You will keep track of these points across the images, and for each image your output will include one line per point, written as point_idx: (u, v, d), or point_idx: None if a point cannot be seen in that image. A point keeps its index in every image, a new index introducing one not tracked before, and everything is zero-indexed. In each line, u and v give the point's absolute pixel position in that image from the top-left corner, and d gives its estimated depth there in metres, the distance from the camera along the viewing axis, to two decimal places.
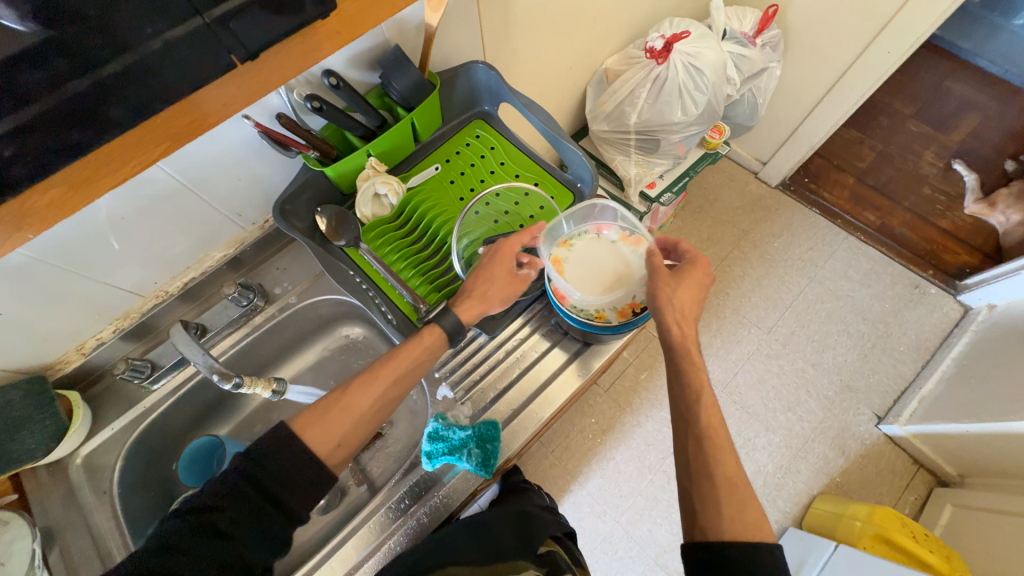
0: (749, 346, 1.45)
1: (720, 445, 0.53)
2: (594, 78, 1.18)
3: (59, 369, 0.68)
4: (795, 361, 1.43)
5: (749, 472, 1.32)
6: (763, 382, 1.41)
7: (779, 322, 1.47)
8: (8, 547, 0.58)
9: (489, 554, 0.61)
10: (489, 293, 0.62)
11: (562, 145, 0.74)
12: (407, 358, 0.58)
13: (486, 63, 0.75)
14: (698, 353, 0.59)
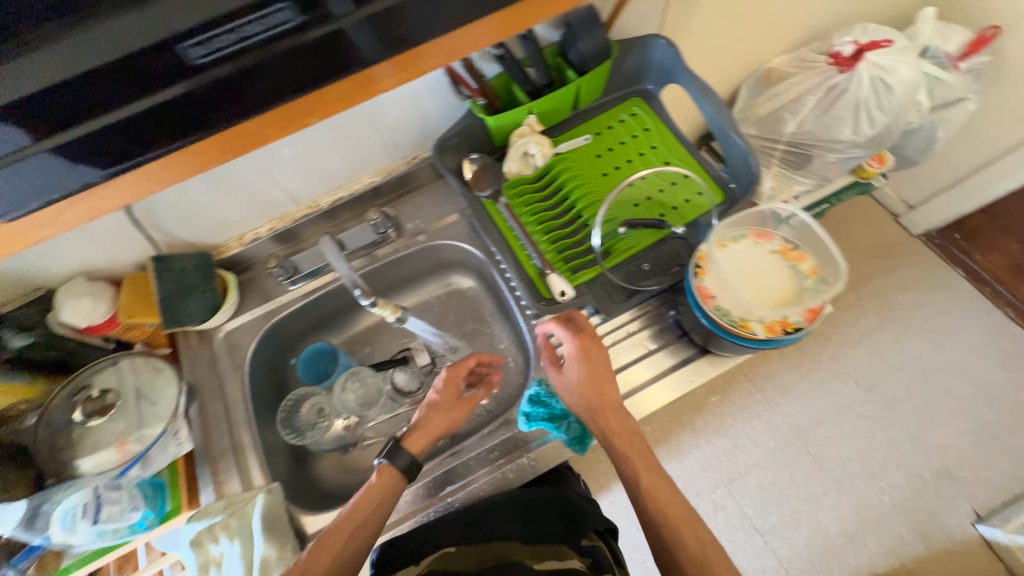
0: (840, 399, 1.29)
1: (672, 522, 0.57)
2: (750, 78, 1.06)
3: (221, 253, 0.77)
4: (892, 430, 1.26)
5: (806, 528, 1.19)
6: (847, 440, 1.25)
7: (880, 385, 1.30)
8: (161, 391, 0.68)
9: (531, 534, 0.62)
10: (432, 424, 0.64)
11: (729, 140, 0.69)
12: (363, 507, 0.58)
13: (668, 39, 0.71)
14: (628, 440, 0.61)
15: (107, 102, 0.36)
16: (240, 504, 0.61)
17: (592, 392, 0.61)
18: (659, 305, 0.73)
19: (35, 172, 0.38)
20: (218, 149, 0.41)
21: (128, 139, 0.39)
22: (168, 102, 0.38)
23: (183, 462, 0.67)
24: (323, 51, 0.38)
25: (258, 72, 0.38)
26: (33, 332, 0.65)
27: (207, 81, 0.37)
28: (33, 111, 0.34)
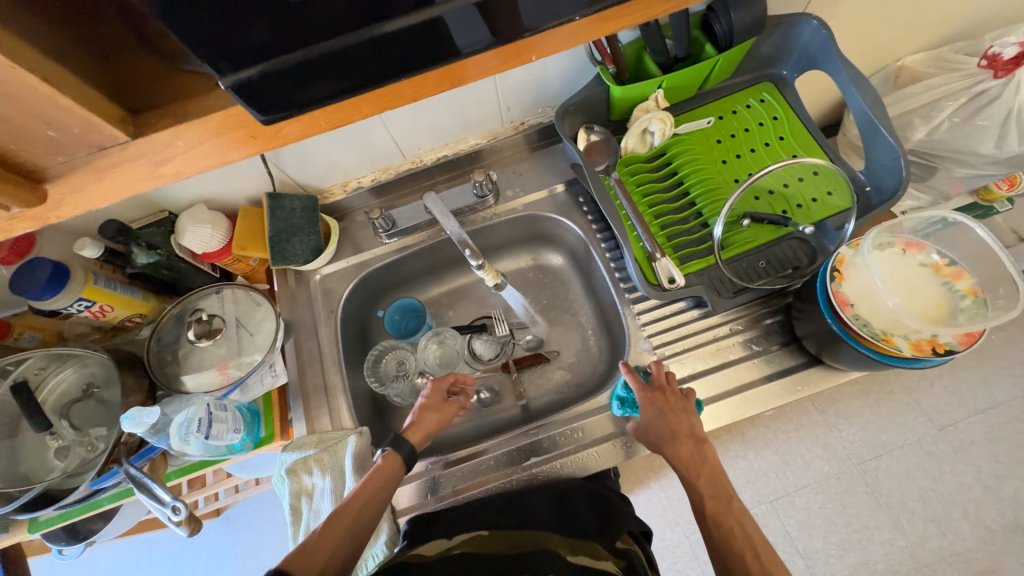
0: (908, 432, 0.95)
1: (740, 536, 0.53)
2: (876, 75, 0.93)
3: (324, 198, 0.79)
4: (961, 473, 0.92)
5: (852, 561, 0.92)
6: (910, 477, 0.93)
7: (959, 426, 0.95)
8: (261, 323, 0.70)
9: (566, 525, 0.57)
10: (418, 426, 0.65)
11: (877, 138, 0.63)
12: (372, 482, 0.57)
13: (823, 20, 0.64)
14: (707, 470, 0.59)
15: (344, 20, 0.29)
16: (332, 441, 0.63)
17: (669, 420, 0.60)
18: (762, 309, 0.68)
19: (258, 91, 0.32)
20: (376, 104, 0.37)
21: (323, 78, 0.32)
22: (353, 50, 0.31)
23: (276, 394, 0.70)
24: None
25: (428, 37, 0.32)
26: (156, 253, 0.66)
27: (364, 39, 0.31)
28: (279, 13, 0.28)
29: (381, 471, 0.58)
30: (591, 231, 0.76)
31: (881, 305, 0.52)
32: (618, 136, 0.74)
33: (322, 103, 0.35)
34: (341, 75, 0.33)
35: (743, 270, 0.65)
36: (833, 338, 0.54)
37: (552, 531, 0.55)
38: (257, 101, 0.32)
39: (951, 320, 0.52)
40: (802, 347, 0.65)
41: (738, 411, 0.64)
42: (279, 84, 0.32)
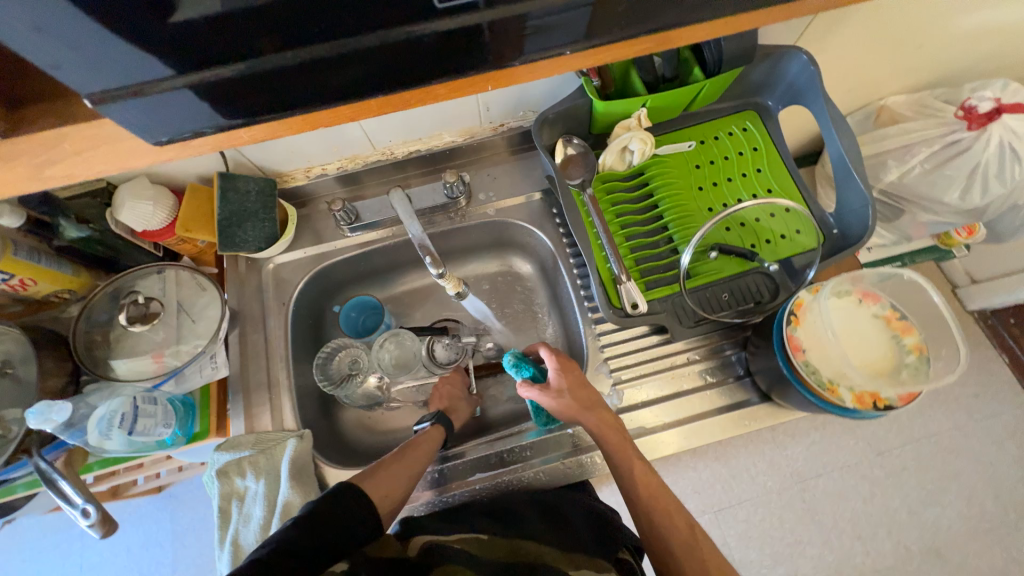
0: (847, 455, 0.97)
1: (665, 508, 0.54)
2: (859, 110, 0.94)
3: (284, 181, 0.74)
4: (890, 500, 0.94)
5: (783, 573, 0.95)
6: (843, 497, 0.95)
7: (895, 452, 0.97)
8: (202, 310, 0.66)
9: (563, 537, 0.52)
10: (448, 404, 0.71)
11: (849, 182, 0.63)
12: (427, 443, 0.62)
13: (812, 56, 0.63)
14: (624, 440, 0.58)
15: (250, 50, 0.27)
16: (272, 443, 0.61)
17: (580, 392, 0.61)
18: (723, 340, 0.68)
19: (152, 112, 0.29)
20: (302, 125, 0.35)
21: (223, 103, 0.30)
22: (256, 79, 0.29)
23: (215, 387, 0.66)
24: (466, 39, 0.29)
25: (380, 69, 0.30)
26: (88, 227, 0.61)
27: (301, 59, 0.28)
28: (169, 41, 0.26)
29: (428, 435, 0.63)
30: (562, 244, 0.74)
31: (829, 356, 0.53)
32: (597, 150, 0.72)
33: (234, 127, 0.33)
34: (278, 90, 0.30)
35: (705, 301, 0.65)
36: (782, 380, 0.55)
37: (550, 546, 0.50)
38: (147, 122, 0.30)
39: (895, 375, 0.53)
40: (754, 382, 0.66)
41: (686, 440, 0.64)
42: (179, 106, 0.29)
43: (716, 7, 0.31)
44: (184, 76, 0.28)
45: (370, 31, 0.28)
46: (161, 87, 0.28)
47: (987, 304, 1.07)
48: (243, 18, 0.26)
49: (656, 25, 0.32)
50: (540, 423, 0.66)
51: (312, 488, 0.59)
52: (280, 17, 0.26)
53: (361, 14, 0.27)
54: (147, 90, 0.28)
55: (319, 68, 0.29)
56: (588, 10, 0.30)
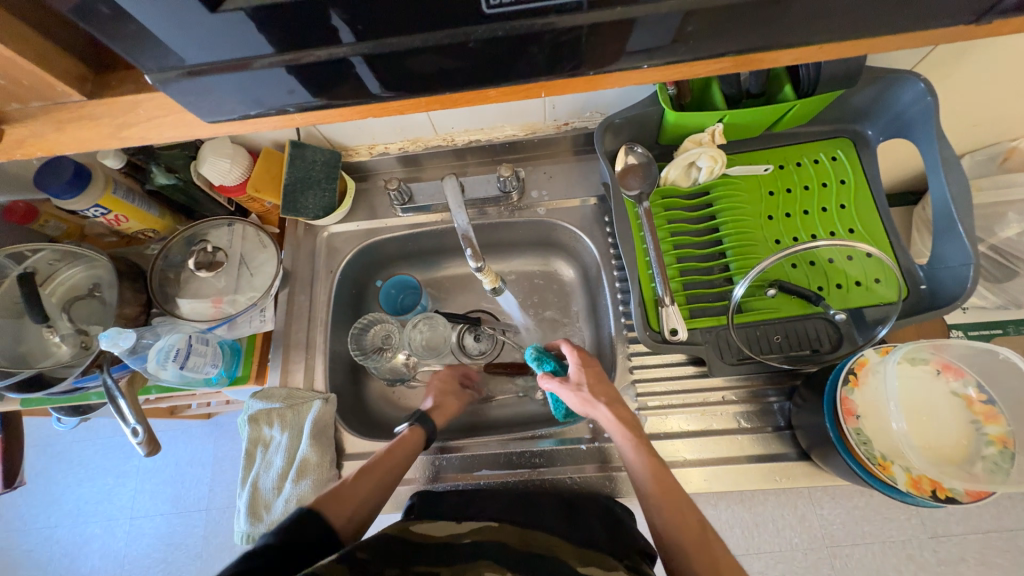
0: (894, 530, 0.86)
1: (677, 507, 0.50)
2: (981, 150, 0.80)
3: (349, 156, 0.77)
4: None
5: None
6: (881, 575, 0.85)
7: (953, 539, 0.85)
8: (260, 266, 0.70)
9: (577, 533, 0.50)
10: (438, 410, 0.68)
11: (949, 235, 0.55)
12: (405, 448, 0.61)
13: (931, 84, 0.55)
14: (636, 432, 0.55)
15: (296, 42, 0.27)
16: (300, 400, 0.65)
17: (598, 387, 0.59)
18: (767, 385, 0.63)
19: (207, 93, 0.30)
20: (356, 113, 0.35)
21: (287, 90, 0.31)
22: (296, 71, 0.29)
23: (261, 338, 0.71)
24: (510, 46, 0.28)
25: (442, 70, 0.29)
26: (175, 175, 0.67)
27: (369, 53, 0.28)
28: (220, 29, 0.26)
29: (407, 439, 0.62)
30: (608, 254, 0.72)
31: (882, 427, 0.48)
32: (661, 162, 0.68)
33: (291, 111, 0.33)
34: (341, 82, 0.30)
35: (753, 340, 0.60)
36: (825, 442, 0.50)
37: (563, 543, 0.48)
38: (220, 104, 0.32)
39: (965, 467, 0.46)
40: (795, 437, 0.60)
41: (703, 483, 0.60)
42: (232, 87, 0.30)
43: (814, 32, 0.28)
44: (235, 63, 0.28)
45: (414, 33, 0.27)
46: (213, 71, 0.29)
47: None
48: (290, 11, 0.25)
49: (739, 47, 0.29)
50: (559, 414, 0.67)
51: (330, 451, 0.62)
52: (325, 13, 0.26)
53: (407, 12, 0.26)
54: (203, 73, 0.29)
55: (385, 64, 0.29)
56: (668, 25, 0.27)
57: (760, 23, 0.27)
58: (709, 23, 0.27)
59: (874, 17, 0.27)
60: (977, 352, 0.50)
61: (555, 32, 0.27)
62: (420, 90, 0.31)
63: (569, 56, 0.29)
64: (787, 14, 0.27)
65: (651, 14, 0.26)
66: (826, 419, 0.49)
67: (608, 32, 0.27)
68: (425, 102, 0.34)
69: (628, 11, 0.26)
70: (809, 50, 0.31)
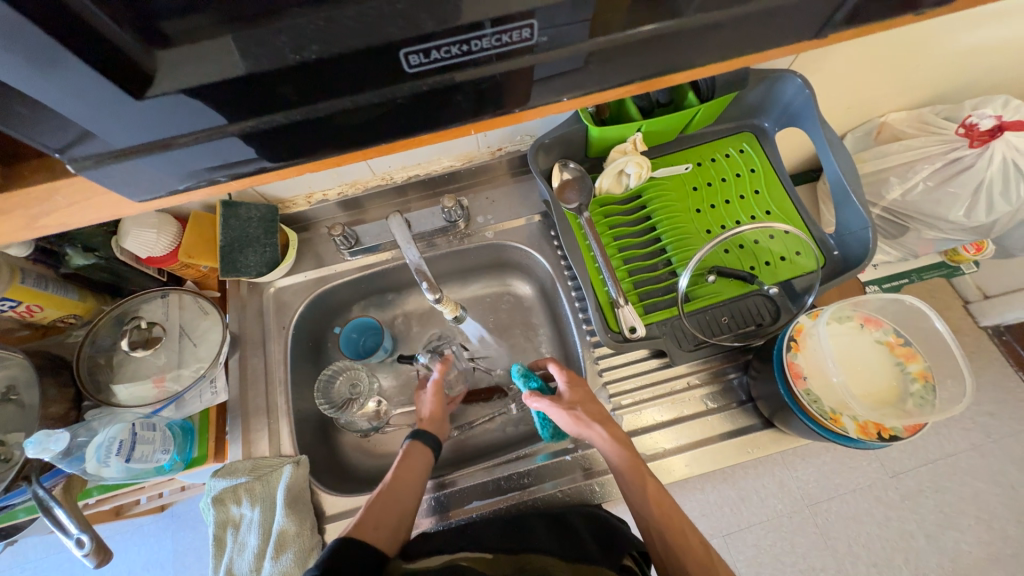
0: (859, 477, 0.93)
1: (677, 528, 0.53)
2: (859, 127, 0.93)
3: (286, 208, 0.76)
4: (905, 523, 0.91)
5: None
6: (858, 521, 0.91)
7: (910, 474, 0.93)
8: (204, 334, 0.66)
9: (569, 549, 0.50)
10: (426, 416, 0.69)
11: (848, 205, 0.63)
12: (420, 458, 0.63)
13: (807, 79, 0.63)
14: (634, 453, 0.56)
15: (221, 115, 0.27)
16: (267, 470, 0.61)
17: (589, 408, 0.60)
18: (725, 364, 0.67)
19: (141, 172, 0.30)
20: (292, 170, 0.35)
21: (218, 161, 0.31)
22: (232, 142, 0.29)
23: (215, 411, 0.66)
24: (435, 100, 0.29)
25: (369, 126, 0.30)
26: (94, 255, 0.62)
27: (294, 119, 0.28)
28: (149, 114, 0.26)
29: (414, 457, 0.63)
30: (560, 266, 0.74)
31: (828, 384, 0.52)
32: (594, 173, 0.73)
33: (222, 180, 0.33)
34: (271, 150, 0.30)
35: (703, 326, 0.64)
36: (782, 407, 0.54)
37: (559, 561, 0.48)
38: (141, 182, 0.31)
39: (900, 406, 0.52)
40: (757, 408, 0.65)
41: (687, 467, 0.63)
42: (159, 163, 0.30)
43: (700, 55, 0.32)
44: (164, 141, 0.28)
45: (346, 97, 0.28)
46: (146, 150, 0.28)
47: (1000, 320, 1.04)
48: (219, 92, 0.26)
49: (633, 75, 0.32)
50: (546, 434, 0.65)
51: (308, 517, 0.59)
52: (241, 86, 0.26)
53: (340, 81, 0.27)
54: (130, 154, 0.29)
55: (313, 128, 0.29)
56: (569, 65, 0.30)
57: (654, 52, 0.30)
58: (608, 59, 0.30)
59: (744, 39, 0.31)
60: (897, 304, 0.57)
61: (474, 82, 0.29)
62: (349, 146, 0.32)
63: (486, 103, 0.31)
64: (677, 44, 0.30)
65: (557, 57, 0.29)
66: (779, 386, 0.53)
67: (523, 74, 0.29)
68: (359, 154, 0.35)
69: (538, 56, 0.28)
70: (697, 70, 0.35)
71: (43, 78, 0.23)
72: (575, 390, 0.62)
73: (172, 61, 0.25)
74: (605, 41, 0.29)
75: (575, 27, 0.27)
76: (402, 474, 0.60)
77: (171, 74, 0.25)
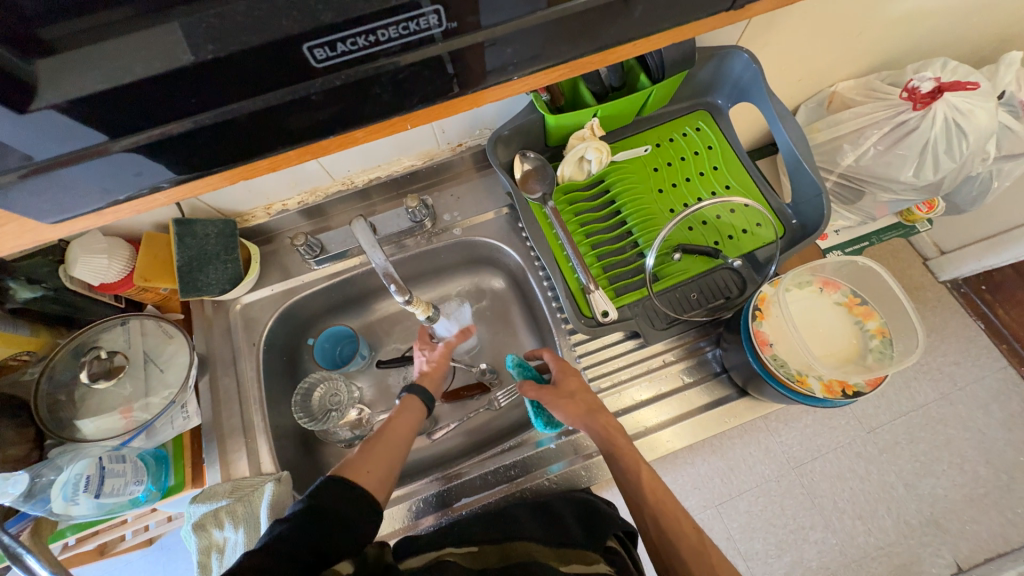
0: (839, 436, 0.97)
1: (670, 513, 0.52)
2: (812, 99, 0.96)
3: (245, 221, 0.74)
4: (884, 474, 0.94)
5: (788, 561, 0.92)
6: (841, 478, 0.95)
7: (885, 427, 0.97)
8: (170, 358, 0.64)
9: (555, 536, 0.51)
10: (431, 374, 0.67)
11: (802, 175, 0.64)
12: (408, 414, 0.61)
13: (753, 53, 0.64)
14: (625, 439, 0.57)
15: (131, 123, 0.26)
16: (248, 490, 0.60)
17: (582, 396, 0.61)
18: (698, 338, 0.69)
19: (60, 189, 0.29)
20: (228, 179, 0.33)
21: (145, 173, 0.30)
22: (151, 151, 0.28)
23: (189, 436, 0.64)
24: (355, 93, 0.29)
25: (293, 124, 0.29)
26: (42, 287, 0.59)
27: (209, 121, 0.28)
28: (51, 127, 0.25)
29: (406, 411, 0.61)
30: (530, 258, 0.75)
31: (792, 348, 0.54)
32: (555, 162, 0.73)
33: (159, 190, 0.32)
34: (196, 155, 0.29)
35: (674, 304, 0.65)
36: (754, 375, 0.56)
37: (544, 547, 0.48)
38: (66, 201, 0.30)
39: (860, 361, 0.55)
40: (731, 378, 0.66)
41: (670, 442, 0.64)
42: (80, 179, 0.28)
43: (628, 31, 0.31)
44: (78, 155, 0.27)
45: (258, 96, 0.27)
46: (59, 165, 0.27)
47: (958, 274, 1.09)
48: (121, 98, 0.25)
49: (561, 57, 0.32)
50: (541, 424, 0.64)
51: None
52: (143, 91, 0.25)
53: (248, 79, 0.26)
54: (43, 171, 0.27)
55: (230, 129, 0.29)
56: (493, 49, 0.29)
57: (579, 33, 0.30)
58: (532, 41, 0.29)
59: (669, 11, 0.31)
60: (858, 266, 0.59)
61: (391, 73, 0.28)
62: (277, 146, 0.31)
63: (412, 94, 0.30)
64: (601, 22, 0.30)
65: (477, 42, 0.28)
66: (747, 354, 0.55)
67: (445, 64, 0.29)
68: (297, 157, 0.34)
69: (455, 43, 0.28)
70: (633, 49, 0.34)
71: None
72: (566, 378, 0.63)
73: (57, 69, 0.23)
74: (522, 24, 0.28)
75: (490, 12, 0.27)
76: (396, 424, 0.59)
77: (57, 84, 0.24)
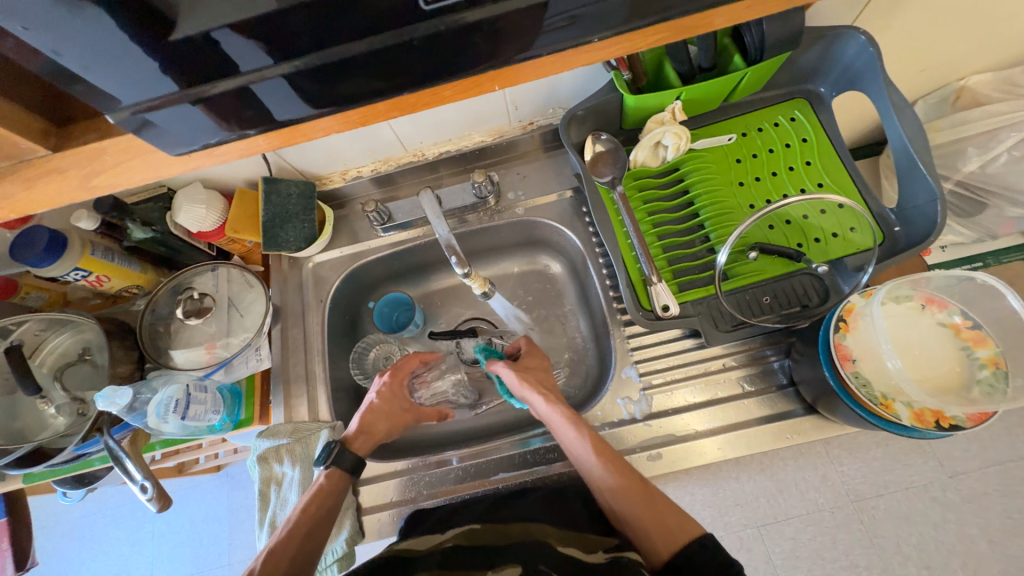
0: (914, 475, 0.87)
1: (618, 468, 0.52)
2: (933, 93, 0.80)
3: (323, 184, 0.79)
4: (964, 525, 0.84)
5: None
6: (910, 521, 0.85)
7: (973, 475, 0.86)
8: (249, 305, 0.70)
9: (561, 519, 0.52)
10: (362, 429, 0.62)
11: (915, 175, 0.57)
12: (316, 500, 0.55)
13: (871, 35, 0.57)
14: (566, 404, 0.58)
15: (243, 62, 0.28)
16: (306, 433, 0.65)
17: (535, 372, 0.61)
18: (765, 346, 0.64)
19: (176, 126, 0.31)
20: (316, 130, 0.35)
21: (245, 113, 0.32)
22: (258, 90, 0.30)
23: (260, 377, 0.70)
24: (450, 41, 0.29)
25: (389, 69, 0.30)
26: (152, 229, 0.66)
27: (314, 62, 0.29)
28: (171, 60, 0.27)
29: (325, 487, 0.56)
30: (591, 244, 0.73)
31: (879, 368, 0.49)
32: (629, 146, 0.70)
33: (256, 134, 0.34)
34: (299, 95, 0.31)
35: (743, 305, 0.61)
36: (827, 391, 0.51)
37: (542, 531, 0.48)
38: (180, 138, 0.33)
39: (963, 393, 0.48)
40: (799, 393, 0.61)
41: (722, 449, 0.60)
42: (189, 118, 0.31)
43: None
44: (190, 92, 0.29)
45: (362, 38, 0.28)
46: (175, 101, 0.30)
47: None
48: (237, 35, 0.27)
49: (665, 13, 0.30)
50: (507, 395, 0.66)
51: None
52: (254, 28, 0.27)
53: (354, 22, 0.27)
54: (158, 106, 0.30)
55: (332, 70, 0.30)
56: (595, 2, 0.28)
57: None
58: None
59: None
60: (980, 288, 0.51)
61: (489, 21, 0.28)
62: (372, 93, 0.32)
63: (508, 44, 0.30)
64: None
65: None
66: (824, 367, 0.50)
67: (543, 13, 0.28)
68: (387, 110, 0.35)
69: None
70: (740, 11, 0.32)
71: (70, 24, 0.24)
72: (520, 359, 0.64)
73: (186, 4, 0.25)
74: None
75: None
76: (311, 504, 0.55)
77: (183, 18, 0.26)
